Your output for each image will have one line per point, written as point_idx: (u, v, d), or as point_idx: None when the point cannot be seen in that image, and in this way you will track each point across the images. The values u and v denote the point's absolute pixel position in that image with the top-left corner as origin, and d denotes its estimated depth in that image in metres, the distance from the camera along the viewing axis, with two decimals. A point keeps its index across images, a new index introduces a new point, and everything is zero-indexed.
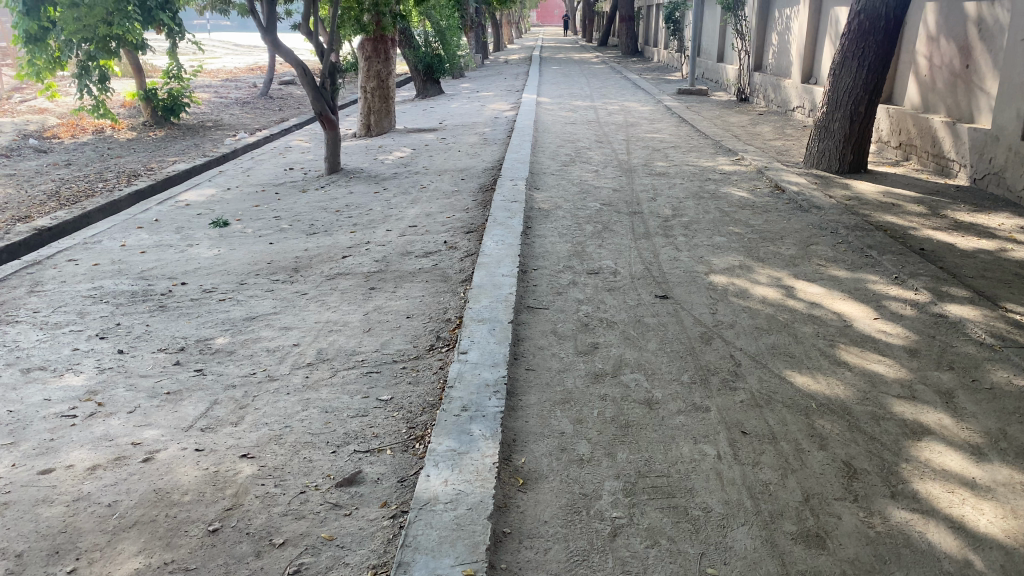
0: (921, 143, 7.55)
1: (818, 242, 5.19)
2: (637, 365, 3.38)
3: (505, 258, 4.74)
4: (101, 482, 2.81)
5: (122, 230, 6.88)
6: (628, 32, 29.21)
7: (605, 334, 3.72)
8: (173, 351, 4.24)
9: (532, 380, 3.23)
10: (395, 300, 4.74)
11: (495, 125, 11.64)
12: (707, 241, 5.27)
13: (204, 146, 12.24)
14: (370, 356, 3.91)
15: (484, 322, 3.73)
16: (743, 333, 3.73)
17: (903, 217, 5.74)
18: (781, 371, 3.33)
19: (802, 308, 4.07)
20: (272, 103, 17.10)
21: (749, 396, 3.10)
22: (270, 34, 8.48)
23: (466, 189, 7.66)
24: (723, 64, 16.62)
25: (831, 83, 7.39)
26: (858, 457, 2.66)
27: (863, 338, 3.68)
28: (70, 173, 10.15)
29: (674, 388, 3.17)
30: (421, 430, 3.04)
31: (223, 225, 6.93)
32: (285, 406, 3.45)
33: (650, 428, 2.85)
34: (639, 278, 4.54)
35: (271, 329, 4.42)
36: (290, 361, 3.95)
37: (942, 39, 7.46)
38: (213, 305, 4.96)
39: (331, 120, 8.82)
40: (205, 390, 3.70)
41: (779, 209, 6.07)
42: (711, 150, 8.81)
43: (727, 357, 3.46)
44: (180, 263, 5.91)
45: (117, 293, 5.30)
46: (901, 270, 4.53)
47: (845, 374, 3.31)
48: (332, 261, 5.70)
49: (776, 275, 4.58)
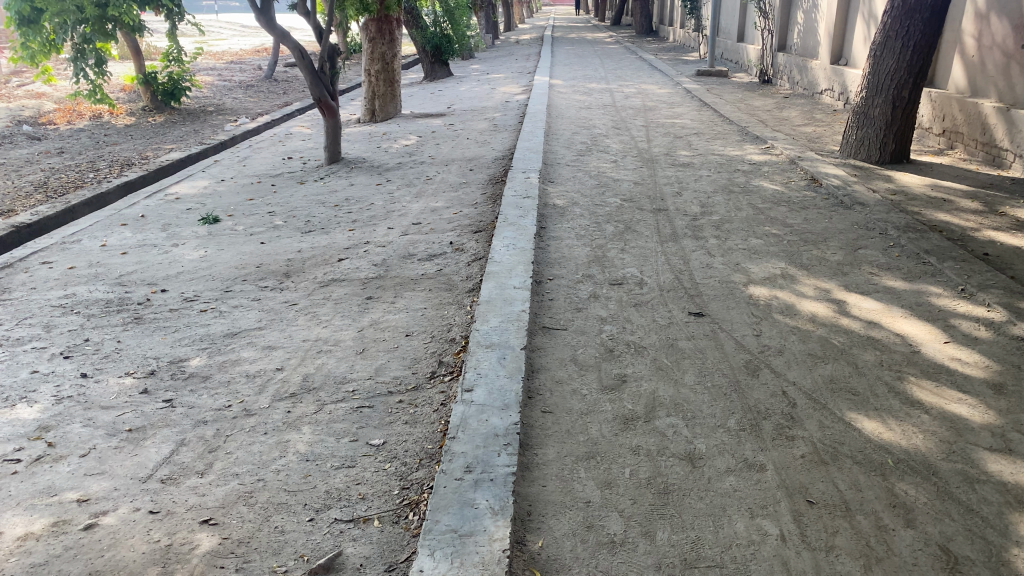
0: (969, 130, 6.99)
1: (867, 245, 4.65)
2: (674, 406, 2.86)
3: (518, 266, 4.21)
4: (29, 560, 2.35)
5: (105, 228, 6.39)
6: (642, 11, 28.52)
7: (634, 363, 3.20)
8: (142, 376, 3.75)
9: (551, 427, 2.71)
10: (394, 313, 4.23)
11: (507, 110, 11.08)
12: (743, 243, 4.74)
13: (203, 132, 11.72)
14: (362, 386, 3.40)
15: (494, 348, 3.23)
16: (794, 362, 3.20)
17: (957, 215, 5.19)
18: (846, 415, 2.80)
19: (858, 329, 3.54)
20: (276, 86, 16.56)
21: (811, 449, 2.58)
22: (265, 14, 7.86)
23: (476, 180, 7.15)
24: (743, 44, 15.99)
25: (871, 65, 6.79)
26: (956, 539, 2.14)
27: (935, 369, 3.14)
28: (61, 162, 9.66)
29: (720, 438, 2.65)
30: (416, 493, 2.54)
31: (212, 221, 6.43)
32: (260, 451, 2.96)
33: (694, 495, 2.34)
34: (669, 290, 4.02)
35: (253, 350, 3.93)
36: (272, 391, 3.46)
37: (993, 17, 6.83)
38: (192, 318, 4.47)
39: (330, 105, 8.25)
40: (172, 428, 3.22)
41: (818, 205, 5.53)
42: (737, 137, 8.23)
43: (778, 396, 2.93)
44: (163, 266, 5.42)
45: (90, 302, 4.81)
46: (967, 282, 3.99)
47: (921, 418, 2.77)
48: (327, 265, 5.20)
49: (823, 286, 4.04)
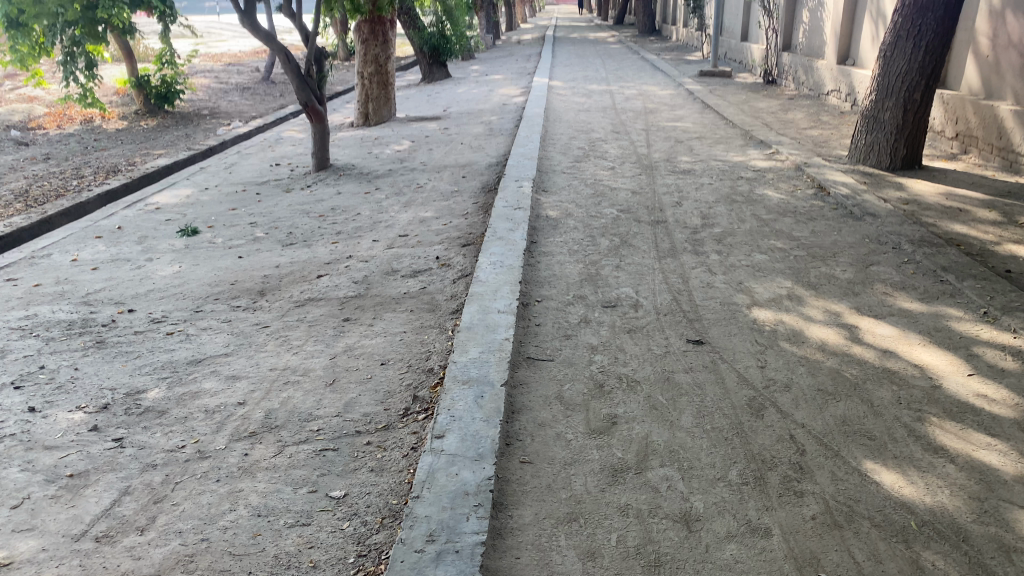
0: (983, 134, 6.68)
1: (878, 261, 4.34)
2: (669, 454, 2.55)
3: (504, 287, 3.91)
4: None
5: (78, 241, 6.10)
6: (645, 10, 28.29)
7: (625, 401, 2.90)
8: (93, 410, 3.45)
9: (529, 482, 2.41)
10: (371, 338, 3.93)
11: (503, 113, 10.77)
12: (746, 259, 4.43)
13: (195, 136, 11.43)
14: (328, 425, 3.10)
15: (471, 385, 2.92)
16: (803, 400, 2.90)
17: (976, 226, 4.87)
18: (861, 464, 2.49)
19: (873, 359, 3.22)
20: (273, 88, 16.26)
21: (823, 508, 2.27)
22: (249, 16, 7.47)
23: (468, 189, 6.85)
24: (747, 44, 15.68)
25: (881, 66, 6.47)
26: None
27: (959, 408, 2.82)
28: (46, 168, 9.38)
29: (720, 494, 2.35)
30: (373, 563, 2.27)
31: (191, 233, 6.14)
32: (209, 503, 2.66)
33: (689, 568, 2.04)
34: (666, 314, 3.71)
35: (216, 380, 3.63)
36: (231, 429, 3.16)
37: (1009, 14, 6.51)
38: (157, 342, 4.18)
39: (317, 110, 7.95)
40: (116, 473, 2.92)
41: (826, 216, 5.22)
42: (741, 142, 7.92)
43: (786, 441, 2.63)
44: (134, 283, 5.13)
45: (52, 324, 4.53)
46: (990, 304, 3.68)
47: (946, 469, 2.46)
48: (305, 282, 4.90)
49: (833, 308, 3.73)
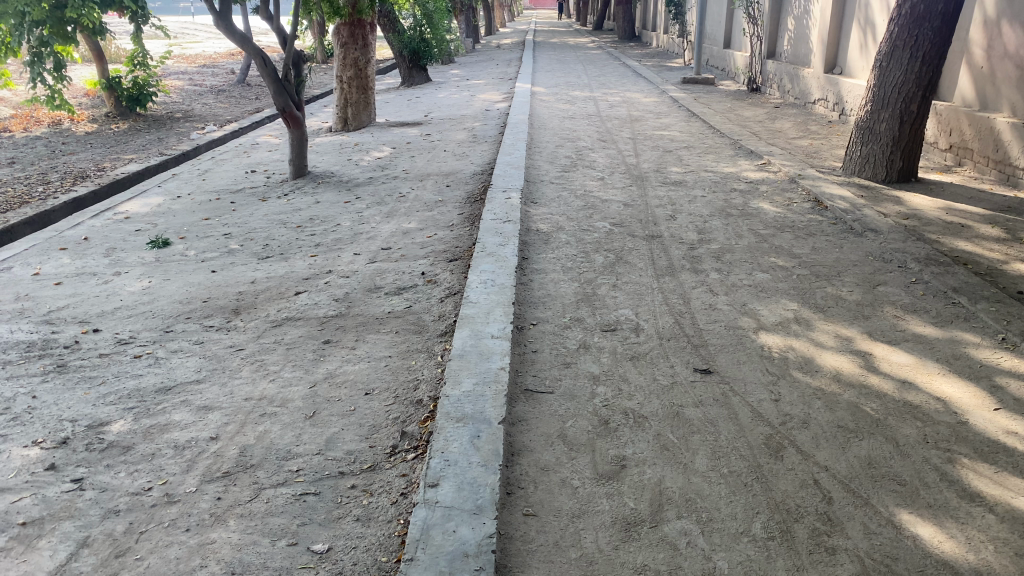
0: (979, 147, 6.56)
1: (885, 281, 4.16)
2: (685, 503, 2.34)
3: (496, 309, 3.67)
4: None
5: (41, 254, 5.78)
6: (625, 15, 28.14)
7: (634, 440, 2.68)
8: (50, 446, 3.16)
9: (534, 538, 2.18)
10: (353, 363, 3.68)
11: (486, 119, 10.53)
12: (747, 278, 4.24)
13: (167, 140, 11.07)
14: (308, 465, 2.85)
15: (465, 423, 2.68)
16: (823, 438, 2.69)
17: (980, 243, 4.72)
18: (895, 515, 2.29)
19: (892, 391, 3.03)
20: (249, 91, 15.88)
21: (859, 569, 2.07)
22: (223, 18, 7.14)
23: (453, 199, 6.61)
24: (731, 51, 15.56)
25: (876, 76, 6.32)
26: None
27: (991, 448, 2.63)
28: (11, 173, 9.00)
29: (745, 551, 2.13)
30: None
31: (162, 245, 5.85)
32: (177, 558, 2.40)
33: None
34: (669, 339, 3.50)
35: (186, 412, 3.35)
36: (202, 468, 2.90)
37: (1005, 25, 6.39)
38: (122, 366, 3.89)
39: (295, 116, 7.67)
40: (74, 521, 2.64)
41: (826, 231, 5.05)
42: (731, 152, 7.75)
43: (810, 487, 2.42)
44: (100, 300, 4.84)
45: (9, 345, 4.22)
46: (1007, 329, 3.51)
47: (986, 520, 2.27)
48: (283, 299, 4.64)
49: (844, 334, 3.54)
